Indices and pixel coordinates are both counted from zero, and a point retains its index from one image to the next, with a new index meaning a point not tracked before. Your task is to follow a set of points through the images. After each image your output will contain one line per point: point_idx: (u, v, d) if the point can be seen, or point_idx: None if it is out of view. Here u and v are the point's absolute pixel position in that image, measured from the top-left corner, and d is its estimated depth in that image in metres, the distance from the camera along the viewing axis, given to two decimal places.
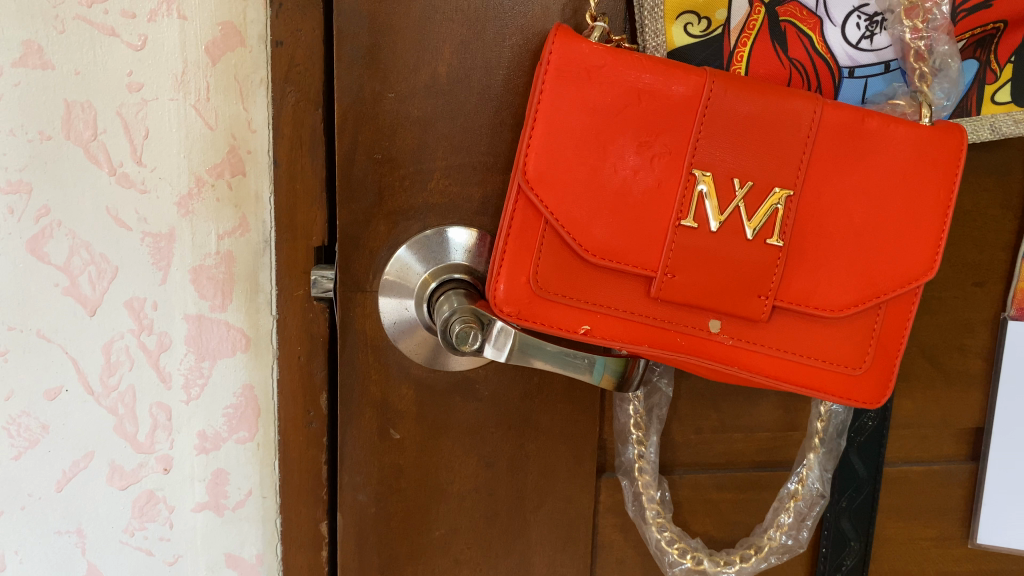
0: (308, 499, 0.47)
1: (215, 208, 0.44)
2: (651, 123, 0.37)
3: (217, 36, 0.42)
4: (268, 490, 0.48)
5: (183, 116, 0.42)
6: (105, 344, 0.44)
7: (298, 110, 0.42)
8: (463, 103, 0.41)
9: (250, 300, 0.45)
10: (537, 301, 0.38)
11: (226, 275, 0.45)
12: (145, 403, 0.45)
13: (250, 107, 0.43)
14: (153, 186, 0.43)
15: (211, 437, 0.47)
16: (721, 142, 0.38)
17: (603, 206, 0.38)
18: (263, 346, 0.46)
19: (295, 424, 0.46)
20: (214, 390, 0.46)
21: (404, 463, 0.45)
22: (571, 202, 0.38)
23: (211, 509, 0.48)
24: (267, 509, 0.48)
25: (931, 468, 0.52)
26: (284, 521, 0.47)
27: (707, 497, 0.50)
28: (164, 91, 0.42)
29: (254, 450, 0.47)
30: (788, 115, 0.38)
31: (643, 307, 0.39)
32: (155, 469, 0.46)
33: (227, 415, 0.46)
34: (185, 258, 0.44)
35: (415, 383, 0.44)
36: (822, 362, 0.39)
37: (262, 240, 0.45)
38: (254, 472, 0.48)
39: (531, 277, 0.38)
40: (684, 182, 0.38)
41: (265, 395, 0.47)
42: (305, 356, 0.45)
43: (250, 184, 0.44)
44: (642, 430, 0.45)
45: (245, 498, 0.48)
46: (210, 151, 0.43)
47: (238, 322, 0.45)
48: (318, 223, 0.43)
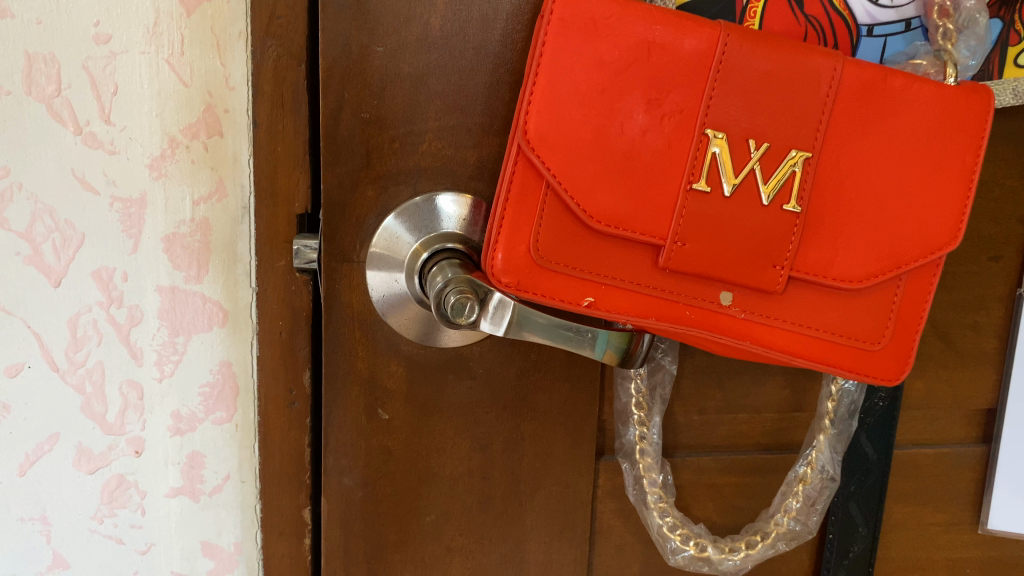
0: (290, 484, 0.44)
1: (190, 171, 0.41)
2: (662, 79, 0.35)
3: None
4: (248, 475, 0.45)
5: (154, 71, 0.39)
6: (70, 318, 0.41)
7: (279, 66, 0.39)
8: (457, 59, 0.38)
9: (228, 271, 0.42)
10: (538, 271, 0.36)
11: (202, 244, 0.42)
12: (114, 381, 0.42)
13: (227, 63, 0.40)
14: (122, 147, 0.40)
15: (186, 418, 0.44)
16: (737, 101, 0.35)
17: (609, 169, 0.35)
18: (241, 321, 0.43)
19: (276, 404, 0.43)
20: (189, 367, 0.43)
21: (392, 445, 0.43)
22: (574, 164, 0.35)
23: (186, 495, 0.45)
24: (246, 495, 0.46)
25: (940, 450, 0.50)
26: (265, 507, 0.45)
27: (710, 481, 0.47)
28: (133, 43, 0.39)
29: (232, 432, 0.44)
30: (808, 72, 0.35)
31: (650, 279, 0.36)
32: (126, 452, 0.43)
33: (203, 394, 0.43)
34: (157, 225, 0.41)
35: (405, 360, 0.42)
36: (840, 337, 0.37)
37: (241, 207, 0.42)
38: (233, 455, 0.45)
39: (531, 246, 0.35)
40: (696, 143, 0.35)
41: (244, 373, 0.44)
42: (287, 331, 0.42)
43: (227, 146, 0.41)
44: (644, 410, 0.43)
45: (222, 483, 0.45)
46: (184, 110, 0.40)
47: (214, 295, 0.42)
48: (301, 189, 0.41)
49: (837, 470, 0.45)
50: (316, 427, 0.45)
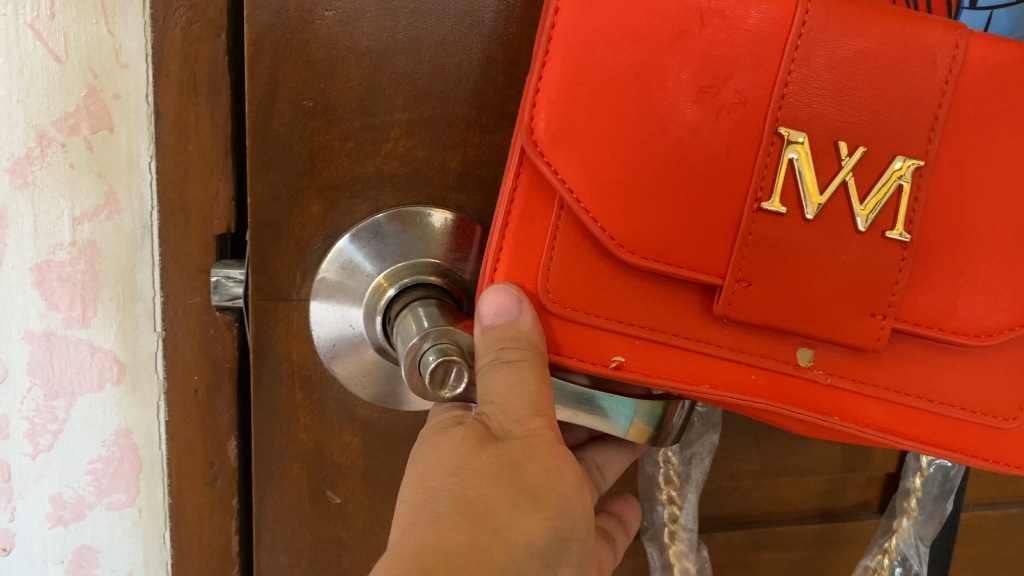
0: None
1: (68, 178, 0.30)
2: (720, 57, 0.25)
3: None
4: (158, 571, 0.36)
5: (14, 40, 0.28)
6: None
7: (189, 36, 0.29)
8: (435, 28, 0.28)
9: (124, 311, 0.32)
10: (544, 318, 0.26)
11: (87, 275, 0.31)
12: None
13: (119, 30, 0.29)
14: None
15: (70, 504, 0.34)
16: (824, 88, 0.25)
17: (648, 180, 0.25)
18: (144, 378, 0.33)
19: (190, 481, 0.33)
20: (73, 439, 0.33)
21: (346, 536, 0.33)
22: (598, 174, 0.25)
23: None
24: None
25: (1010, 513, 0.41)
26: None
27: (740, 558, 0.39)
28: None
29: (135, 519, 0.35)
30: (916, 51, 0.25)
31: (704, 331, 0.26)
32: None
33: (93, 473, 0.34)
34: (25, 250, 0.31)
35: (362, 428, 0.32)
36: (959, 411, 0.27)
37: (140, 225, 0.31)
38: (137, 547, 0.35)
39: (538, 286, 0.25)
40: (766, 146, 0.25)
41: (147, 445, 0.34)
42: (204, 391, 0.32)
43: (119, 144, 0.30)
44: (673, 486, 0.34)
45: None
46: (58, 95, 0.29)
47: (106, 344, 0.32)
48: (222, 201, 0.31)
49: (920, 565, 0.36)
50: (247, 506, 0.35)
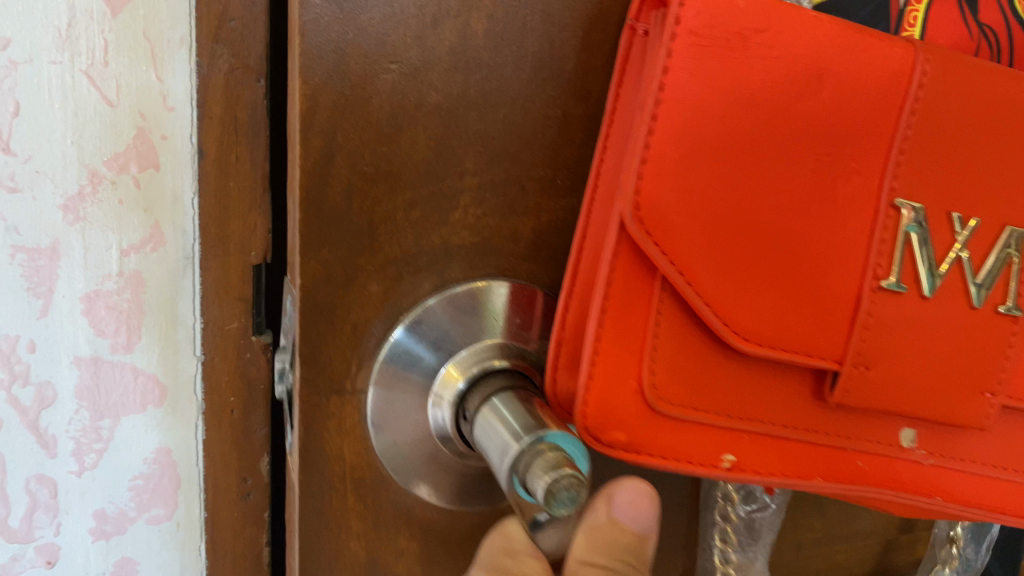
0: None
1: (116, 214, 0.31)
2: (839, 128, 0.26)
3: None
4: None
5: (68, 84, 0.29)
6: None
7: (230, 83, 0.31)
8: (505, 82, 0.27)
9: (166, 337, 0.33)
10: (656, 420, 0.25)
11: (133, 304, 0.33)
12: (17, 479, 0.33)
13: (166, 77, 0.31)
14: (27, 183, 0.30)
15: (112, 519, 0.35)
16: (929, 151, 0.27)
17: (774, 268, 0.26)
18: (182, 398, 0.35)
19: (224, 494, 0.36)
20: (116, 456, 0.34)
21: None
22: (719, 266, 0.25)
23: None
24: None
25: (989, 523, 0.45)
26: None
27: None
28: (42, 49, 0.29)
29: (172, 531, 0.36)
30: (1007, 109, 0.28)
31: (814, 415, 0.28)
32: (35, 563, 0.35)
33: (134, 489, 0.35)
34: (74, 282, 0.31)
35: (420, 532, 0.30)
36: (1004, 472, 0.31)
37: (183, 256, 0.33)
38: (173, 561, 0.37)
39: (644, 386, 0.25)
40: (884, 214, 0.27)
41: (185, 461, 0.36)
42: (240, 410, 0.35)
43: (164, 181, 0.32)
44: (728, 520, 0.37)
45: None
46: (109, 136, 0.30)
47: (149, 367, 0.34)
48: (257, 233, 0.33)
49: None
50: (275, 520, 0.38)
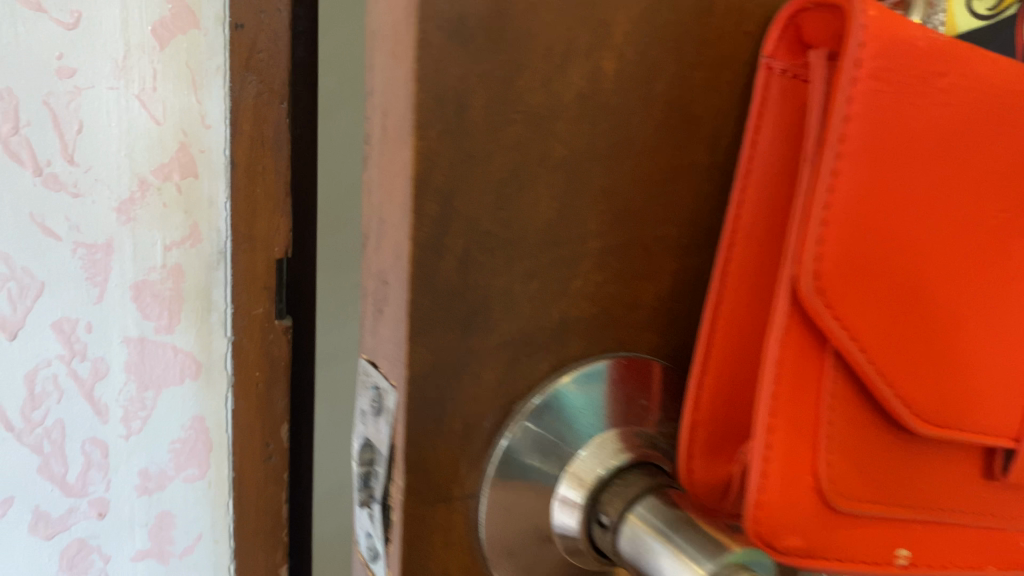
0: (266, 543, 0.51)
1: (163, 214, 0.45)
2: (1009, 189, 0.27)
3: (166, 12, 0.42)
4: (219, 534, 0.52)
5: (124, 104, 0.42)
6: (27, 374, 0.44)
7: (259, 103, 0.43)
8: (629, 128, 0.27)
9: (202, 320, 0.47)
10: (841, 520, 0.25)
11: (174, 291, 0.46)
12: (77, 441, 0.46)
13: (202, 99, 0.44)
14: (87, 189, 0.42)
15: (154, 476, 0.49)
16: None
17: (955, 351, 0.26)
18: (214, 371, 0.49)
19: (252, 457, 0.49)
20: (158, 419, 0.49)
21: None
22: (903, 353, 0.25)
23: (154, 556, 0.51)
24: (215, 549, 0.53)
25: None
26: (239, 561, 0.52)
27: None
28: (101, 78, 0.41)
29: (205, 486, 0.51)
30: None
31: (972, 488, 0.29)
32: (90, 514, 0.48)
33: (174, 450, 0.49)
34: (127, 273, 0.45)
35: None
36: None
37: (216, 252, 0.46)
38: (204, 511, 0.51)
39: (825, 481, 0.24)
40: None
41: (216, 427, 0.50)
42: (264, 384, 0.48)
43: (201, 186, 0.45)
44: None
45: (193, 542, 0.52)
46: (157, 151, 0.44)
47: (187, 346, 0.48)
48: (280, 230, 0.45)
49: None
50: (292, 479, 0.51)
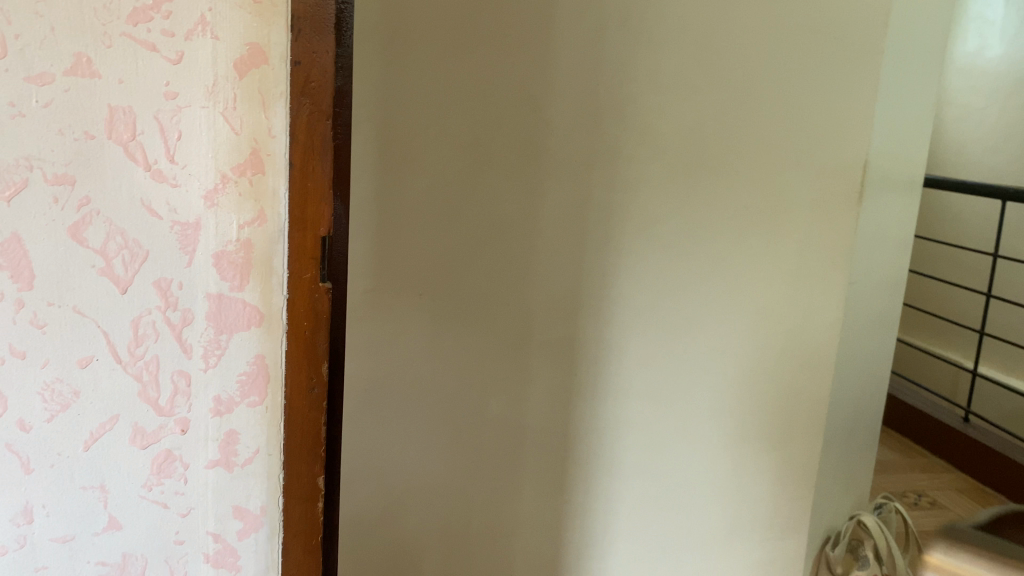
0: (309, 454, 0.90)
1: (238, 202, 0.84)
2: None
3: (244, 55, 0.81)
4: (270, 451, 0.90)
5: (213, 120, 0.81)
6: (134, 318, 0.82)
7: (310, 119, 0.83)
8: None
9: (265, 283, 0.86)
10: None
11: (242, 259, 0.85)
12: (171, 369, 0.85)
13: (271, 118, 0.83)
14: (182, 180, 0.82)
15: (223, 402, 0.87)
16: None
17: None
18: (273, 321, 0.87)
19: (301, 385, 0.88)
20: (227, 357, 0.86)
21: None
22: None
23: (223, 465, 0.88)
24: (266, 461, 0.90)
25: None
26: (288, 470, 0.90)
27: None
28: (196, 101, 0.80)
29: (261, 410, 0.88)
30: None
31: None
32: (174, 429, 0.86)
33: (240, 382, 0.87)
34: (210, 246, 0.83)
35: None
36: None
37: (276, 231, 0.85)
38: (261, 432, 0.89)
39: None
40: None
41: (273, 365, 0.88)
42: (309, 329, 0.88)
43: (267, 180, 0.84)
44: None
45: (251, 455, 0.89)
46: (235, 154, 0.82)
47: (253, 301, 0.86)
48: (323, 217, 0.86)
49: None
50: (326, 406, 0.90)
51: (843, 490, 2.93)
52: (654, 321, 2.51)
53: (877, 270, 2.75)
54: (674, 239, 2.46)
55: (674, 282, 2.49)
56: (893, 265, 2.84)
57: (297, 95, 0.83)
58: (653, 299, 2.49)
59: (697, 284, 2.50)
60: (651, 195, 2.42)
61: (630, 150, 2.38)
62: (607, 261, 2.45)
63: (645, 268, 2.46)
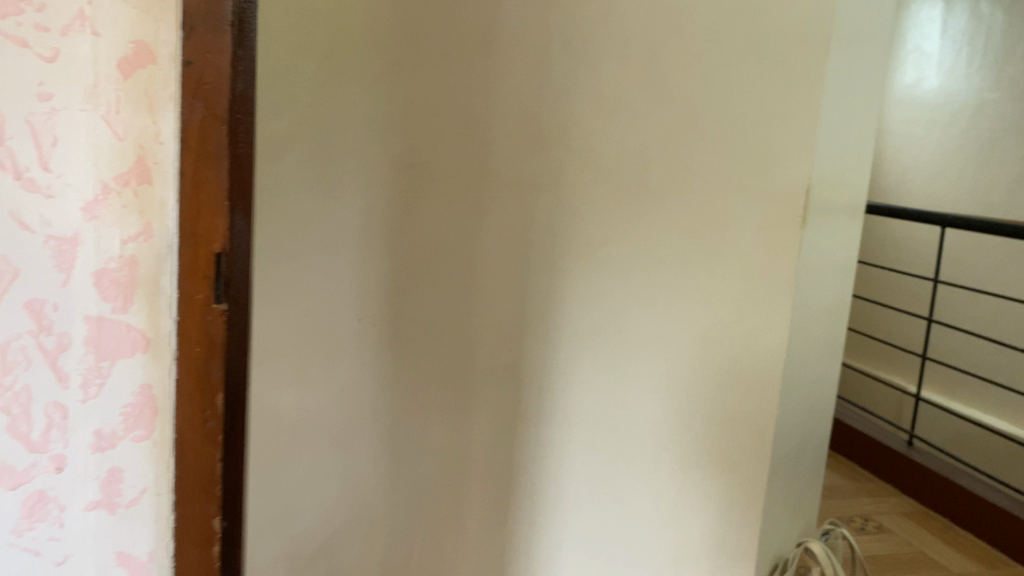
0: (204, 495, 0.82)
1: (122, 213, 0.79)
2: None
3: (128, 53, 0.77)
4: (160, 491, 0.84)
5: (93, 125, 0.77)
6: (4, 342, 0.78)
7: (205, 123, 0.77)
8: None
9: (151, 304, 0.81)
10: None
11: (125, 278, 0.80)
12: (46, 402, 0.80)
13: (158, 124, 0.78)
14: (58, 191, 0.77)
15: (105, 437, 0.82)
16: None
17: None
18: (161, 346, 0.81)
19: (193, 419, 0.81)
20: (109, 387, 0.81)
21: None
22: None
23: (106, 508, 0.83)
24: (154, 501, 0.84)
25: None
26: (179, 514, 0.83)
27: None
28: (75, 104, 0.77)
29: (149, 445, 0.83)
30: None
31: None
32: (49, 467, 0.81)
33: (124, 415, 0.82)
34: (89, 263, 0.79)
35: None
36: None
37: (165, 247, 0.80)
38: (148, 471, 0.83)
39: None
40: None
41: (161, 395, 0.82)
42: (203, 356, 0.80)
43: (154, 190, 0.79)
44: None
45: (137, 496, 0.83)
46: (119, 162, 0.78)
47: (137, 323, 0.81)
48: (218, 231, 0.78)
49: None
50: (224, 441, 0.82)
51: (792, 516, 2.92)
52: (596, 345, 2.42)
53: (823, 295, 2.75)
54: (615, 260, 2.37)
55: (615, 305, 2.39)
56: (837, 290, 2.86)
57: (189, 98, 0.76)
58: (596, 321, 2.41)
59: (638, 306, 2.42)
60: (596, 216, 2.35)
61: (574, 173, 2.34)
62: (552, 284, 2.40)
63: (589, 292, 2.39)
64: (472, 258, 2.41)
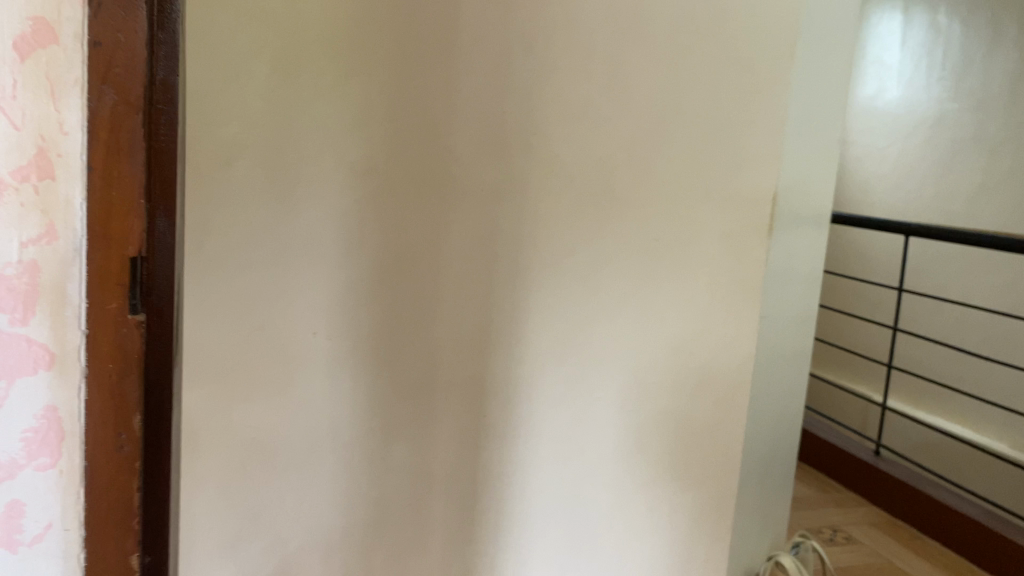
0: (122, 525, 0.84)
1: (19, 213, 0.77)
2: None
3: (26, 33, 0.75)
4: (68, 525, 0.84)
5: None
6: None
7: (116, 111, 0.77)
8: None
9: (55, 314, 0.80)
10: None
11: (24, 289, 0.78)
12: None
13: (61, 114, 0.77)
14: None
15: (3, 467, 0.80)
16: None
17: None
18: (68, 362, 0.81)
19: (108, 446, 0.83)
20: (7, 411, 0.79)
21: None
22: None
23: (7, 544, 0.82)
24: (60, 534, 0.84)
25: None
26: (91, 545, 0.84)
27: None
28: None
29: (57, 474, 0.82)
30: None
31: None
32: None
33: (26, 440, 0.81)
34: None
35: None
36: None
37: (71, 252, 0.79)
38: (53, 502, 0.83)
39: None
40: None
41: (68, 418, 0.82)
42: (116, 369, 0.82)
43: (55, 188, 0.78)
44: None
45: (42, 531, 0.83)
46: (16, 157, 0.76)
47: (40, 337, 0.79)
48: (134, 236, 0.80)
49: None
50: (141, 455, 0.85)
51: (761, 529, 2.88)
52: (560, 357, 2.39)
53: (790, 304, 2.71)
54: (580, 270, 2.35)
55: (581, 317, 2.37)
56: (804, 299, 2.82)
57: (99, 85, 0.76)
58: (562, 333, 2.38)
59: (601, 318, 2.38)
60: (559, 225, 2.31)
61: (537, 180, 2.28)
62: (516, 295, 2.34)
63: (554, 303, 2.35)
64: (433, 268, 2.29)
